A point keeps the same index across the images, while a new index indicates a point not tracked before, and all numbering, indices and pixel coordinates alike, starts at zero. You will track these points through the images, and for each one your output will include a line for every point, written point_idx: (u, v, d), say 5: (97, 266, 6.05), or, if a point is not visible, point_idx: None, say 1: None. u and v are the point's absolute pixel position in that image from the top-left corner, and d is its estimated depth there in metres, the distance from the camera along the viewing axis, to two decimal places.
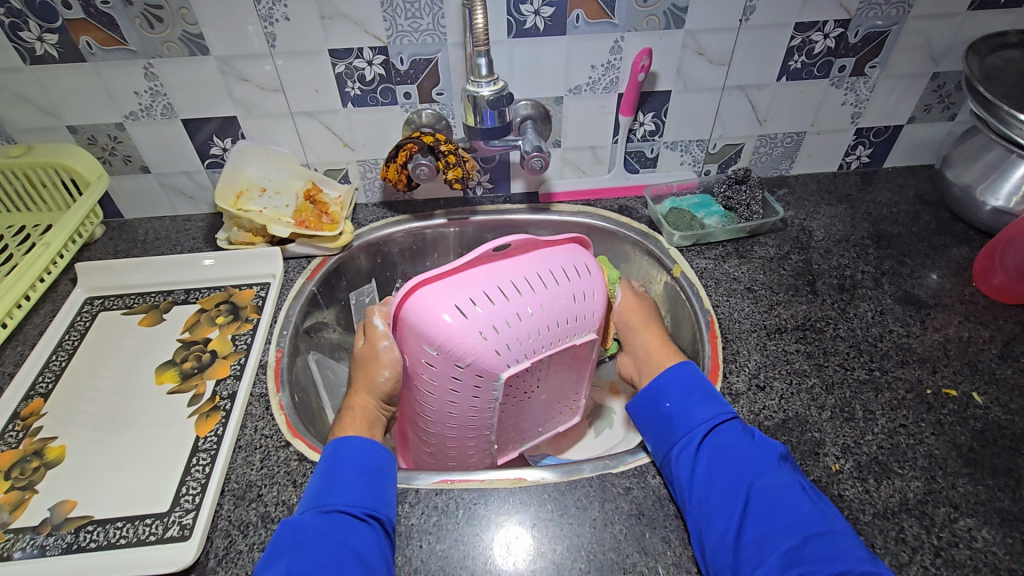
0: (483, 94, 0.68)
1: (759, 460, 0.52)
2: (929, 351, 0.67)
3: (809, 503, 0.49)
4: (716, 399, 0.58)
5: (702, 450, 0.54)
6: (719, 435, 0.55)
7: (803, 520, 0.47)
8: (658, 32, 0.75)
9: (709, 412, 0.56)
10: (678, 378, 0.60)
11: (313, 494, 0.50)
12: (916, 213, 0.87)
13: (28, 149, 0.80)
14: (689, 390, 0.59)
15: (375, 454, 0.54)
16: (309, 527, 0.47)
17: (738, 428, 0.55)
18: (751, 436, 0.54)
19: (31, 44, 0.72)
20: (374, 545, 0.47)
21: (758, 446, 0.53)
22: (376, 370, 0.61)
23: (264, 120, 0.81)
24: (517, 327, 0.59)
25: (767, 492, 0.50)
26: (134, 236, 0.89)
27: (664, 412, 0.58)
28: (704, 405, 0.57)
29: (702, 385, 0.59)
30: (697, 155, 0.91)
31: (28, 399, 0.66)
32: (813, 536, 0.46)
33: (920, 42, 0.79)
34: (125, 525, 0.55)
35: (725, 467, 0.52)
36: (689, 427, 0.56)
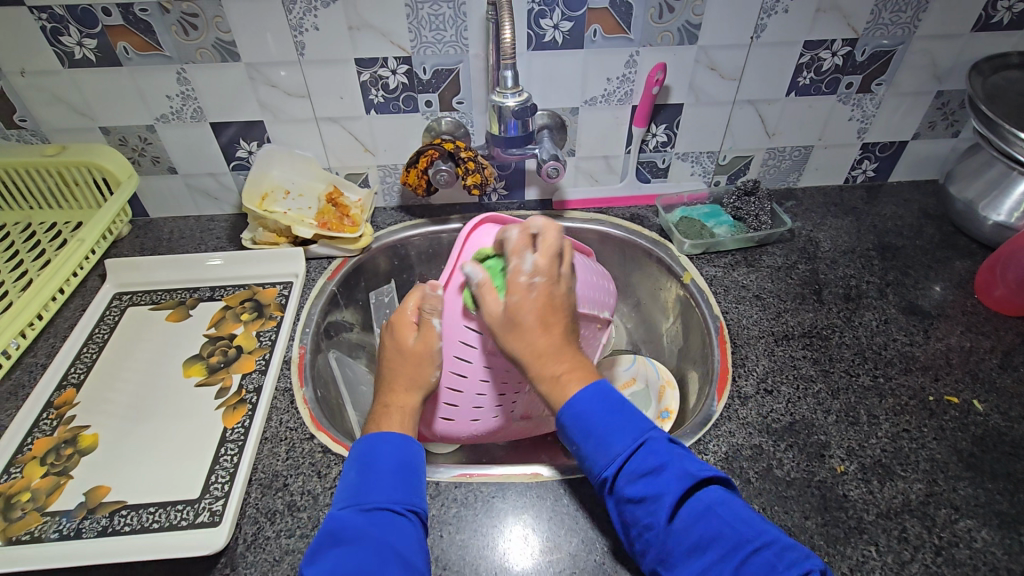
0: (509, 105, 0.71)
1: (670, 494, 0.47)
2: (932, 359, 0.70)
3: (731, 527, 0.45)
4: (620, 425, 0.51)
5: (617, 494, 0.49)
6: (628, 472, 0.49)
7: (725, 557, 0.44)
8: (672, 47, 0.78)
9: (611, 449, 0.50)
10: (580, 411, 0.52)
11: (351, 490, 0.52)
12: (920, 227, 0.89)
13: (62, 148, 0.83)
14: (586, 428, 0.51)
15: (408, 448, 0.55)
16: (352, 524, 0.49)
17: (644, 457, 0.49)
18: (658, 463, 0.49)
19: (70, 48, 0.75)
20: (415, 540, 0.49)
21: (658, 479, 0.48)
22: (422, 370, 0.61)
23: (289, 124, 0.84)
24: (497, 365, 0.64)
25: (687, 527, 0.46)
26: (159, 235, 0.92)
27: (576, 450, 0.52)
28: (609, 442, 0.51)
29: (604, 413, 0.52)
30: (708, 166, 0.93)
31: (61, 389, 0.69)
32: (742, 564, 0.44)
33: (924, 61, 0.82)
34: (157, 511, 0.57)
35: (642, 510, 0.48)
36: (598, 473, 0.51)
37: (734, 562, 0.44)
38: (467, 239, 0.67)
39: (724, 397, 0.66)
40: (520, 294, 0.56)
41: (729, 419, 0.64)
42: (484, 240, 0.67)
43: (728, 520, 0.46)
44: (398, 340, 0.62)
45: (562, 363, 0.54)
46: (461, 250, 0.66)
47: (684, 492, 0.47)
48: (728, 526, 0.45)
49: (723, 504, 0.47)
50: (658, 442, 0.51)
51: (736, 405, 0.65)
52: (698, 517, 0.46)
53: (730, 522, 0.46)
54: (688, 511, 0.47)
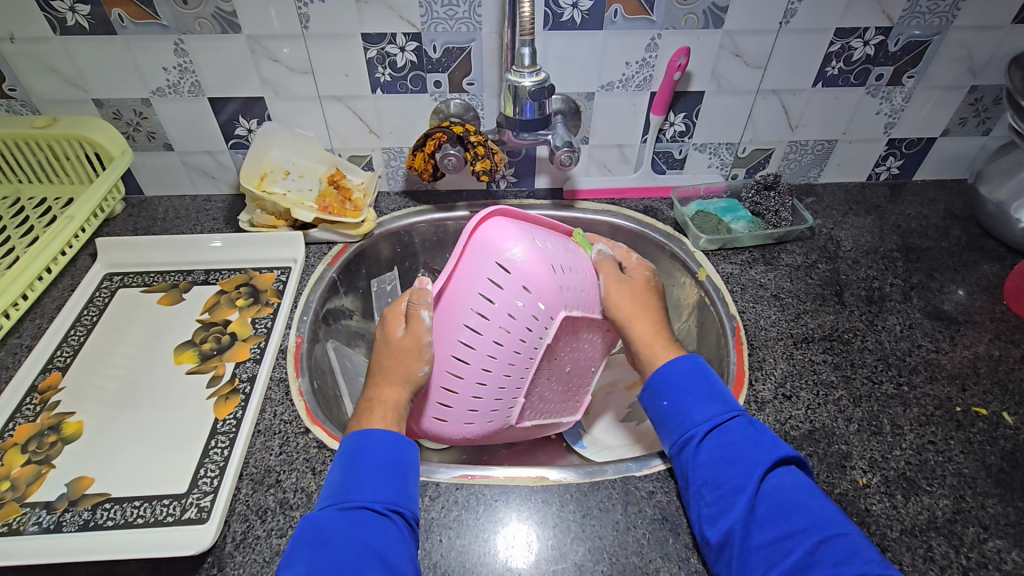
0: (525, 85, 0.67)
1: (760, 463, 0.49)
2: (959, 368, 0.66)
3: (813, 504, 0.47)
4: (717, 395, 0.56)
5: (701, 450, 0.52)
6: (719, 434, 0.53)
7: (814, 525, 0.46)
8: (696, 31, 0.74)
9: (707, 411, 0.54)
10: (676, 373, 0.57)
11: (334, 489, 0.49)
12: (945, 228, 0.86)
13: (53, 121, 0.79)
14: (684, 387, 0.56)
15: (398, 447, 0.52)
16: (332, 524, 0.46)
17: (738, 428, 0.53)
18: (752, 435, 0.52)
19: (62, 14, 0.71)
20: (397, 542, 0.46)
21: (759, 445, 0.51)
22: (411, 364, 0.58)
23: (291, 102, 0.80)
24: (495, 368, 0.60)
25: (771, 499, 0.48)
26: (154, 214, 0.88)
27: (661, 409, 0.57)
28: (704, 404, 0.55)
29: (702, 380, 0.57)
30: (726, 159, 0.90)
31: (45, 372, 0.66)
32: (822, 542, 0.44)
33: (960, 53, 0.78)
34: (142, 505, 0.54)
35: (728, 473, 0.50)
36: (685, 431, 0.54)
37: (819, 530, 0.45)
38: (472, 235, 0.62)
39: (740, 401, 0.63)
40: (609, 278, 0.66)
41: None
42: (492, 234, 0.61)
43: (812, 499, 0.48)
44: (389, 333, 0.60)
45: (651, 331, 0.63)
46: (465, 243, 0.61)
47: (774, 464, 0.50)
48: (813, 505, 0.47)
49: (809, 489, 0.49)
50: (750, 419, 0.54)
51: (753, 410, 0.62)
52: (782, 491, 0.48)
53: (811, 501, 0.47)
54: (774, 481, 0.49)
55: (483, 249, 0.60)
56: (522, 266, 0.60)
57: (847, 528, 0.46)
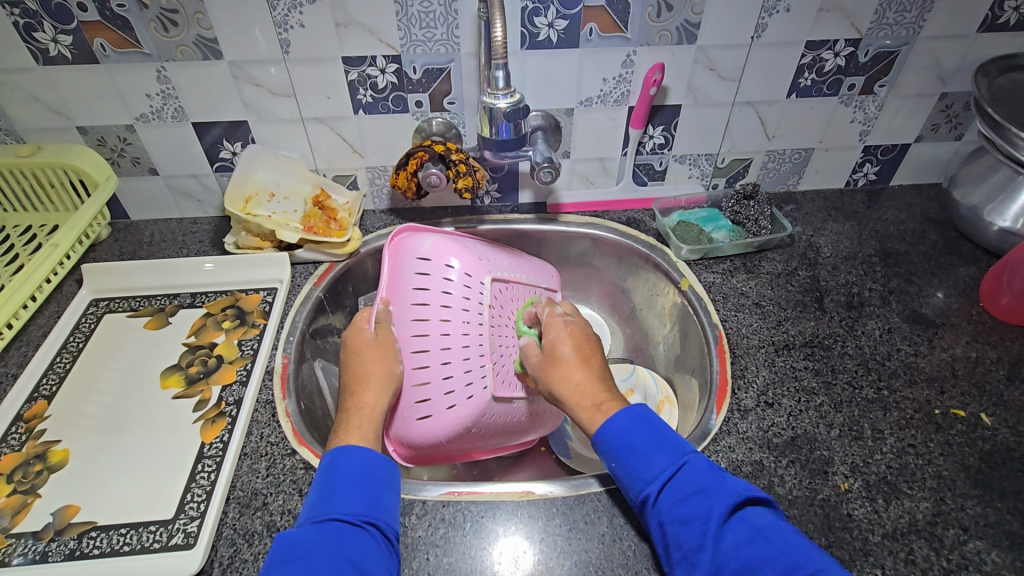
0: (500, 106, 0.68)
1: (718, 511, 0.47)
2: (938, 370, 0.68)
3: (778, 551, 0.45)
4: (661, 443, 0.52)
5: (659, 511, 0.49)
6: (673, 490, 0.49)
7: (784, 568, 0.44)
8: (670, 47, 0.76)
9: (656, 464, 0.51)
10: (624, 431, 0.53)
11: (311, 506, 0.49)
12: (923, 232, 0.87)
13: (37, 149, 0.80)
14: (629, 445, 0.52)
15: (375, 460, 0.53)
16: (308, 537, 0.46)
17: (688, 477, 0.50)
18: (703, 484, 0.49)
19: (44, 45, 0.71)
20: (373, 554, 0.46)
21: (712, 493, 0.48)
22: (386, 364, 0.61)
23: (274, 124, 0.81)
24: (454, 345, 0.63)
25: (737, 543, 0.46)
26: (140, 238, 0.89)
27: (611, 470, 0.53)
28: (651, 458, 0.51)
29: (644, 431, 0.53)
30: (706, 169, 0.91)
31: (31, 401, 0.66)
32: None
33: (929, 62, 0.79)
34: (128, 532, 0.54)
35: (687, 529, 0.47)
36: (638, 492, 0.51)
37: None
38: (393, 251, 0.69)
39: (723, 410, 0.64)
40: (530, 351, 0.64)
41: (729, 433, 0.62)
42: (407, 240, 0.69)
43: (774, 544, 0.45)
44: (359, 341, 0.62)
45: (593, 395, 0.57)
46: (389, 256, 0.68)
47: (728, 511, 0.47)
48: (780, 550, 0.45)
49: (768, 527, 0.46)
50: (700, 464, 0.51)
51: (736, 419, 0.63)
52: (745, 540, 0.46)
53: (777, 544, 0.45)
54: (734, 530, 0.47)
55: (404, 255, 0.67)
56: (440, 252, 0.67)
57: (820, 565, 0.43)
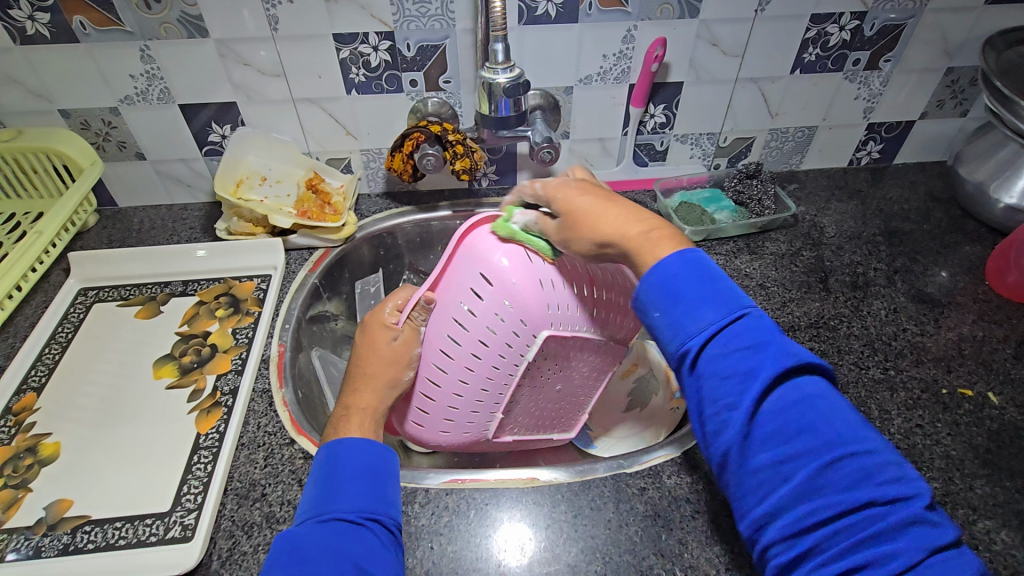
0: (499, 81, 0.66)
1: (766, 374, 0.40)
2: (944, 350, 0.67)
3: (827, 422, 0.39)
4: (712, 293, 0.44)
5: (700, 370, 0.43)
6: (720, 344, 0.42)
7: (825, 442, 0.38)
8: (672, 21, 0.73)
9: (704, 317, 0.43)
10: (680, 268, 0.45)
11: (311, 503, 0.47)
12: (927, 211, 0.86)
13: (18, 134, 0.77)
14: (676, 293, 0.44)
15: (378, 453, 0.51)
16: (309, 537, 0.44)
17: (740, 331, 0.42)
18: (760, 339, 0.42)
19: (21, 23, 0.68)
20: (378, 551, 0.45)
21: (767, 348, 0.41)
22: (395, 370, 0.59)
23: (265, 106, 0.79)
24: (472, 381, 0.61)
25: (781, 411, 0.40)
26: (129, 225, 0.86)
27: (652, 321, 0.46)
28: (700, 308, 0.43)
29: (697, 279, 0.44)
30: (708, 149, 0.89)
31: (20, 394, 0.64)
32: (830, 466, 0.37)
33: (936, 36, 0.78)
34: (124, 526, 0.53)
35: (727, 386, 0.41)
36: (677, 342, 0.44)
37: (828, 453, 0.38)
38: (462, 240, 0.60)
39: None
40: (548, 216, 0.56)
41: None
42: (483, 240, 0.59)
43: (822, 415, 0.39)
44: (372, 340, 0.59)
45: (639, 225, 0.50)
46: (456, 249, 0.60)
47: (781, 374, 0.40)
48: (826, 422, 0.39)
49: (821, 397, 0.40)
50: (760, 319, 0.43)
51: None
52: (791, 405, 0.40)
53: (826, 415, 0.39)
54: (782, 395, 0.40)
55: (472, 255, 0.59)
56: (505, 280, 0.57)
57: (869, 450, 0.38)
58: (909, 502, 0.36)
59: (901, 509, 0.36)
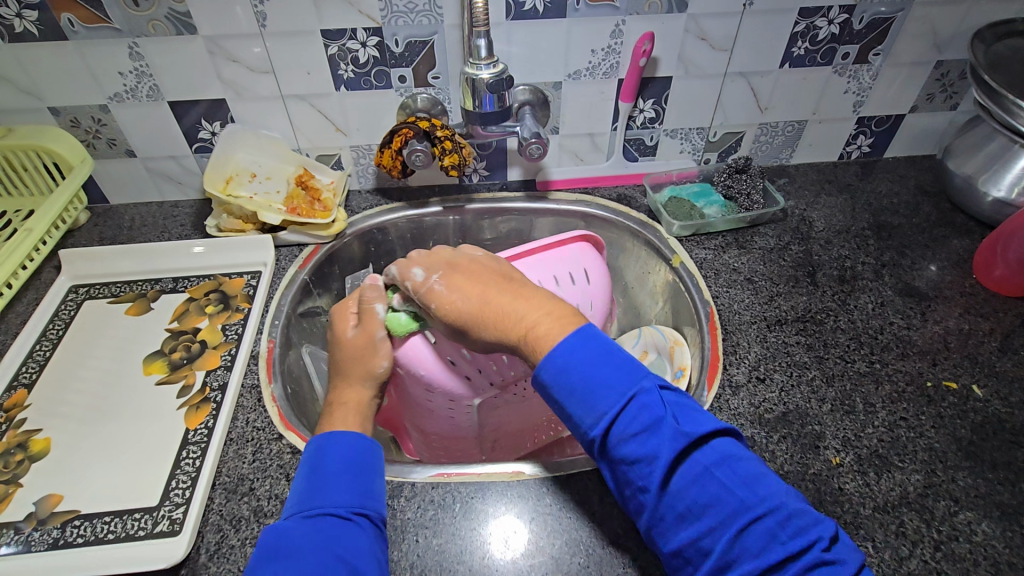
0: (483, 77, 0.67)
1: (664, 459, 0.40)
2: (930, 343, 0.67)
3: (732, 488, 0.39)
4: (615, 372, 0.44)
5: (609, 455, 0.43)
6: (618, 431, 0.42)
7: (737, 509, 0.39)
8: (660, 16, 0.73)
9: (601, 404, 0.43)
10: (573, 349, 0.45)
11: (297, 498, 0.48)
12: (916, 204, 0.86)
13: (8, 131, 0.77)
14: (570, 383, 0.44)
15: (363, 449, 0.52)
16: (295, 531, 0.44)
17: (634, 414, 0.42)
18: (654, 418, 0.42)
19: (9, 20, 0.68)
20: (363, 545, 0.45)
21: (658, 430, 0.41)
22: (370, 360, 0.59)
23: (254, 103, 0.79)
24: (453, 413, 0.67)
25: (683, 486, 0.40)
26: (120, 222, 0.86)
27: (564, 390, 0.45)
28: (596, 398, 0.43)
29: (600, 357, 0.45)
30: (698, 143, 0.89)
31: (11, 390, 0.65)
32: (740, 534, 0.38)
33: (925, 29, 0.78)
34: (113, 520, 0.53)
35: (632, 471, 0.41)
36: (584, 433, 0.44)
37: (740, 518, 0.38)
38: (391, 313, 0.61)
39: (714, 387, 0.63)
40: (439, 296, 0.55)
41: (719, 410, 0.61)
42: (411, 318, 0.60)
43: (735, 482, 0.39)
44: (339, 334, 0.61)
45: (541, 313, 0.49)
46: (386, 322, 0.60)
47: (693, 445, 0.41)
48: (728, 488, 0.39)
49: (733, 460, 0.41)
50: (651, 396, 0.43)
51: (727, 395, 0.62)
52: (693, 480, 0.40)
53: (726, 483, 0.39)
54: (686, 473, 0.40)
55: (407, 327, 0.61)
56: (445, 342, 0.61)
57: (779, 506, 0.38)
58: (812, 550, 0.37)
59: (805, 561, 0.36)
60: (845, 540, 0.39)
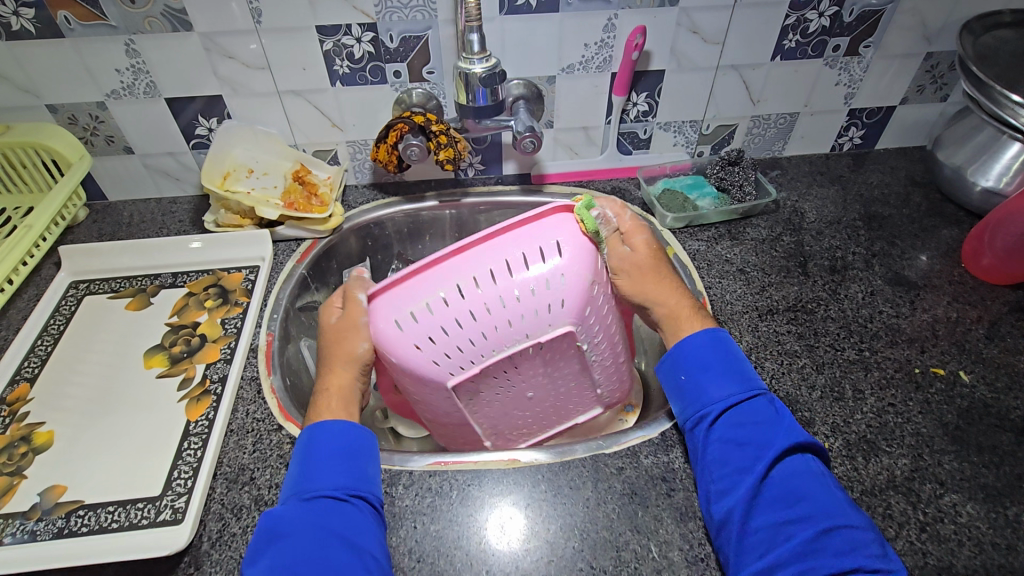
0: (475, 71, 0.67)
1: (777, 446, 0.51)
2: (918, 331, 0.68)
3: (824, 495, 0.49)
4: (738, 373, 0.56)
5: (712, 431, 0.54)
6: (735, 415, 0.54)
7: (819, 512, 0.48)
8: (652, 9, 0.74)
9: (726, 389, 0.55)
10: (699, 344, 0.58)
11: (293, 482, 0.50)
12: (907, 195, 0.87)
13: (6, 129, 0.78)
14: (705, 364, 0.57)
15: (353, 433, 0.52)
16: (294, 516, 0.47)
17: (757, 409, 0.54)
18: (771, 417, 0.53)
19: (6, 18, 0.69)
20: (361, 525, 0.47)
21: (776, 426, 0.53)
22: (351, 345, 0.58)
23: (251, 99, 0.79)
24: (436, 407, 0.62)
25: (780, 484, 0.50)
26: (118, 219, 0.87)
27: (679, 383, 0.58)
28: (722, 382, 0.56)
29: (724, 358, 0.57)
30: (691, 136, 0.90)
31: (13, 384, 0.66)
32: (826, 531, 0.46)
33: (915, 22, 0.78)
34: (117, 510, 0.55)
35: (735, 452, 0.52)
36: (700, 410, 0.56)
37: (822, 521, 0.47)
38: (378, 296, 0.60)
39: None
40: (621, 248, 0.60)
41: None
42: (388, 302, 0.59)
43: (815, 488, 0.49)
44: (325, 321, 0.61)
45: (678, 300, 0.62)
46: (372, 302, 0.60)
47: (788, 448, 0.51)
48: (816, 494, 0.49)
49: (814, 474, 0.50)
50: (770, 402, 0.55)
51: None
52: (793, 476, 0.50)
53: (817, 492, 0.49)
54: (796, 464, 0.51)
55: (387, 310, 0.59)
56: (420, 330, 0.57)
57: (855, 522, 0.47)
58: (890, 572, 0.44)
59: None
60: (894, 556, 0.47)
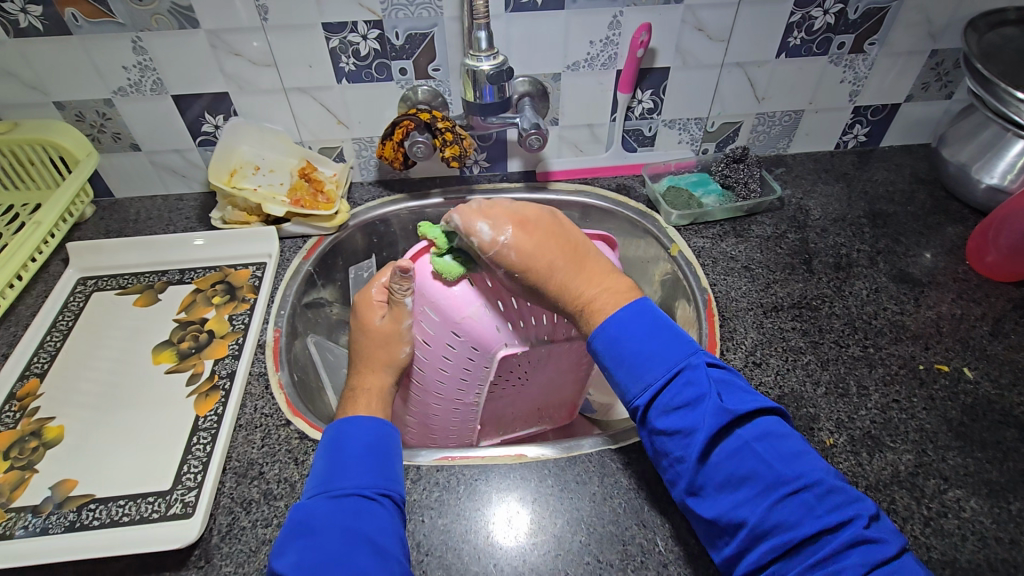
0: (483, 68, 0.68)
1: (702, 430, 0.45)
2: (923, 328, 0.68)
3: (775, 463, 0.43)
4: (659, 351, 0.50)
5: (648, 424, 0.49)
6: (659, 404, 0.48)
7: (771, 483, 0.43)
8: (656, 7, 0.74)
9: (648, 376, 0.49)
10: (623, 324, 0.52)
11: (319, 480, 0.49)
12: (911, 192, 0.87)
13: (14, 126, 0.78)
14: (620, 354, 0.51)
15: (379, 432, 0.54)
16: (321, 514, 0.46)
17: (678, 389, 0.48)
18: (696, 394, 0.47)
19: (14, 16, 0.69)
20: (387, 525, 0.47)
21: (702, 402, 0.46)
22: (389, 349, 0.62)
23: (256, 96, 0.80)
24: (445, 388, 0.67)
25: (723, 460, 0.45)
26: (125, 216, 0.88)
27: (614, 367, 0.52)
28: (647, 365, 0.49)
29: (644, 331, 0.51)
30: (696, 134, 0.90)
31: (23, 379, 0.66)
32: (778, 503, 0.42)
33: (919, 19, 0.78)
34: (127, 504, 0.55)
35: (671, 442, 0.47)
36: (629, 401, 0.50)
37: (773, 493, 0.42)
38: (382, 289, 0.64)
39: None
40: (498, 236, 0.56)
41: None
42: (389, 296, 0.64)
43: (767, 452, 0.44)
44: (365, 320, 0.62)
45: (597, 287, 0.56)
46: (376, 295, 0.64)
47: (732, 422, 0.46)
48: (764, 464, 0.44)
49: (773, 437, 0.45)
50: (697, 371, 0.48)
51: None
52: (733, 453, 0.45)
53: (766, 458, 0.44)
54: (747, 434, 0.45)
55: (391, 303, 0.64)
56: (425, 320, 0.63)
57: (814, 481, 0.42)
58: (850, 527, 0.40)
59: (843, 537, 0.40)
60: (885, 522, 0.42)
